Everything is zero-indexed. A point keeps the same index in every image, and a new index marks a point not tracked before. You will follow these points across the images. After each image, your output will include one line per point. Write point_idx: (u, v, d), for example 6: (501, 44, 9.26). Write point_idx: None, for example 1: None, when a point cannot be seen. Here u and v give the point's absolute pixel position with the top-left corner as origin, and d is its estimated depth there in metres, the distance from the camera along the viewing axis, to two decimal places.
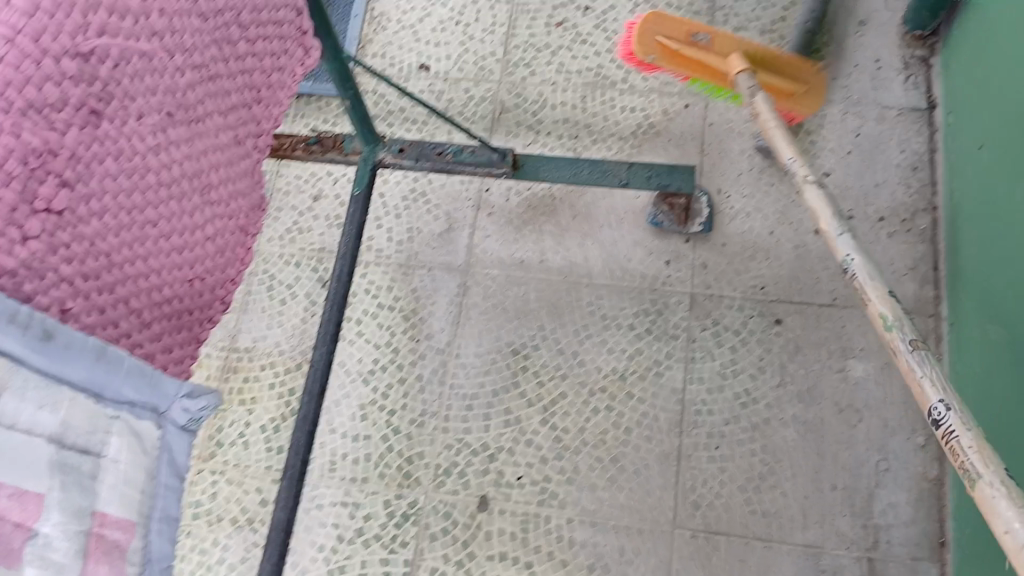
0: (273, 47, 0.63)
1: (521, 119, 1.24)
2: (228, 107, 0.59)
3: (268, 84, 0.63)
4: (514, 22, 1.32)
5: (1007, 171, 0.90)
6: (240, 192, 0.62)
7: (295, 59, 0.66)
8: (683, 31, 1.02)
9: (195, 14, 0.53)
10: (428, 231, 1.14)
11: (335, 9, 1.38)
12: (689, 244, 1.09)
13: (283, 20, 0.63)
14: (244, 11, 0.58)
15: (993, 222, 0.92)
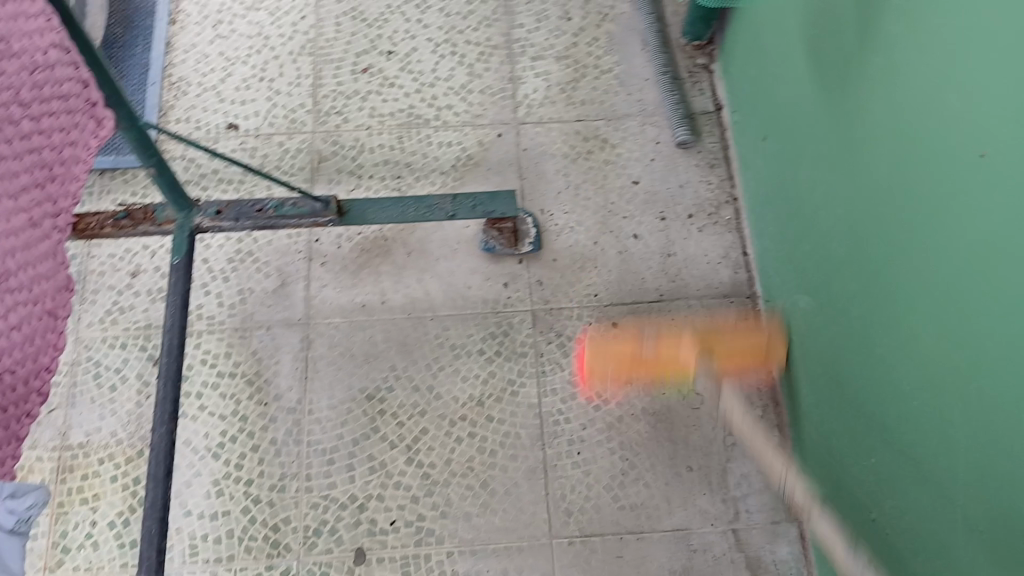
0: (64, 122, 0.62)
1: (341, 166, 1.24)
2: (18, 188, 0.58)
3: (61, 160, 0.62)
4: (320, 72, 1.32)
5: (794, 156, 1.01)
6: (42, 275, 0.59)
7: (88, 132, 0.64)
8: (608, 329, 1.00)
9: None
10: (261, 289, 1.11)
11: (128, 76, 1.32)
12: (523, 264, 1.13)
13: (70, 94, 0.62)
14: (21, 89, 0.59)
15: (789, 203, 1.03)
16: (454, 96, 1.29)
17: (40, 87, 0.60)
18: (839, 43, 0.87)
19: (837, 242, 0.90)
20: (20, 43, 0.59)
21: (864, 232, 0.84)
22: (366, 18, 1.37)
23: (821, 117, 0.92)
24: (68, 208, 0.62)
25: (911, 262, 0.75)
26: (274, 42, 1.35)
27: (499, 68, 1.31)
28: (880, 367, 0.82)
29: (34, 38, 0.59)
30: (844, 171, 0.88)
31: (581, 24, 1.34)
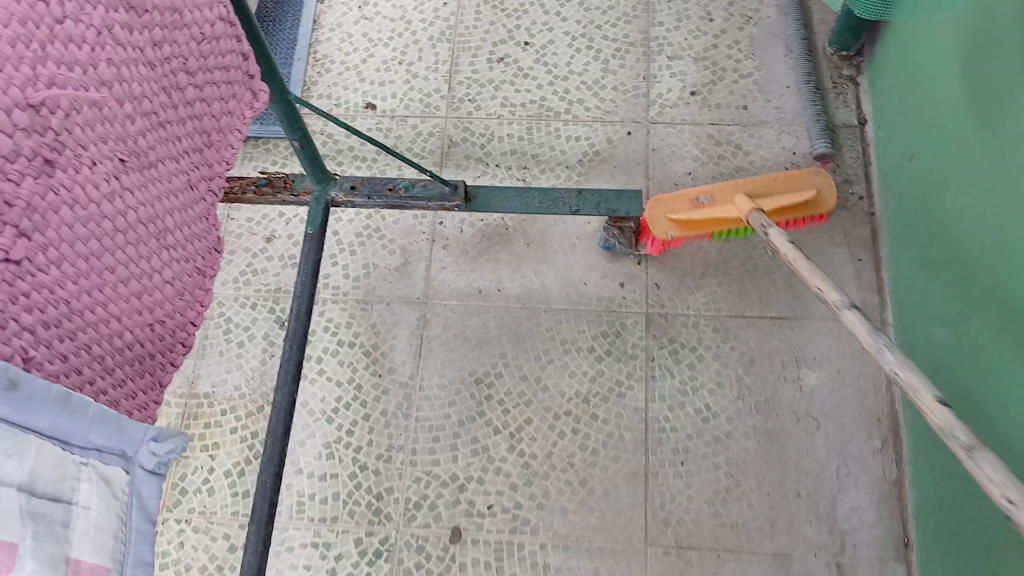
0: (223, 92, 0.63)
1: (470, 152, 1.26)
2: (181, 152, 0.58)
3: (217, 128, 0.63)
4: (457, 59, 1.35)
5: (940, 180, 0.95)
6: (196, 235, 0.59)
7: (243, 102, 0.65)
8: (684, 200, 1.01)
9: (145, 62, 0.53)
10: (385, 265, 1.14)
11: (278, 51, 1.39)
12: (642, 265, 1.11)
13: (229, 66, 0.63)
14: (191, 58, 0.58)
15: (929, 228, 0.97)
16: (587, 91, 1.28)
17: (206, 58, 0.60)
18: (1001, 68, 0.81)
19: (980, 276, 0.85)
20: (191, 14, 0.57)
21: (1007, 270, 0.80)
22: (506, 8, 1.38)
23: (972, 146, 0.87)
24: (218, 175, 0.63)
25: None
26: (416, 26, 1.38)
27: (634, 65, 1.30)
28: (1015, 413, 0.77)
29: (205, 9, 0.58)
30: (993, 203, 0.82)
31: (724, 24, 1.31)
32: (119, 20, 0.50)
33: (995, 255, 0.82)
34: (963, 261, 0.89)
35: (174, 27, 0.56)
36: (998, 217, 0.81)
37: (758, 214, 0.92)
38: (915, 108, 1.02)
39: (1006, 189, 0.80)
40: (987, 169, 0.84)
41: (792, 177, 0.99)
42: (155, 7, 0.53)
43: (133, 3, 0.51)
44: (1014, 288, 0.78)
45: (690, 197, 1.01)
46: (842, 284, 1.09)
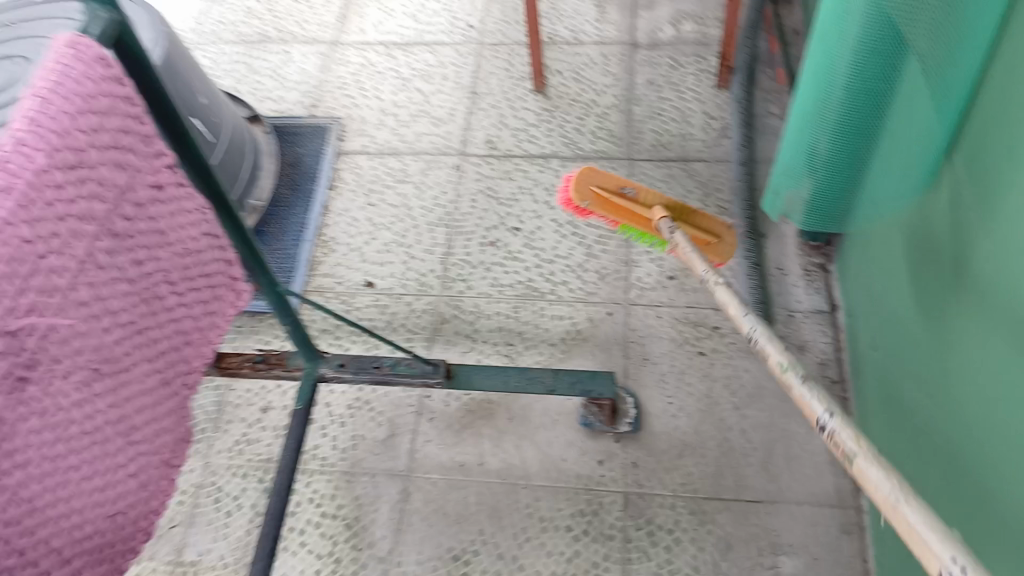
0: (206, 293, 0.73)
1: (459, 329, 1.33)
2: (157, 353, 0.67)
3: (198, 328, 0.73)
4: (451, 242, 1.45)
5: (900, 371, 0.99)
6: (165, 429, 0.69)
7: (227, 302, 0.76)
8: (613, 184, 1.16)
9: (127, 279, 0.62)
10: (372, 437, 1.18)
11: (288, 232, 1.51)
12: (620, 442, 1.15)
13: (213, 273, 0.73)
14: (173, 271, 0.68)
15: (894, 416, 1.00)
16: (571, 274, 1.36)
17: (188, 268, 0.70)
18: (941, 281, 0.86)
19: (936, 467, 0.86)
20: (177, 232, 0.67)
21: (957, 463, 0.81)
22: (499, 197, 1.50)
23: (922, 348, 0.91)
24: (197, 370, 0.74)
25: (1004, 506, 0.71)
26: (417, 213, 1.51)
27: (616, 249, 1.39)
28: None
29: (190, 228, 0.68)
30: (942, 397, 0.86)
31: None
32: (101, 249, 0.58)
33: (947, 445, 0.84)
34: (923, 451, 0.90)
35: (160, 247, 0.65)
36: (947, 409, 0.84)
37: (666, 220, 1.09)
38: (877, 302, 1.08)
39: (950, 380, 0.84)
40: (934, 364, 0.88)
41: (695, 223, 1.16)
42: (140, 231, 0.62)
43: (117, 232, 0.59)
44: (964, 481, 0.80)
45: (618, 181, 1.16)
46: (816, 467, 1.10)
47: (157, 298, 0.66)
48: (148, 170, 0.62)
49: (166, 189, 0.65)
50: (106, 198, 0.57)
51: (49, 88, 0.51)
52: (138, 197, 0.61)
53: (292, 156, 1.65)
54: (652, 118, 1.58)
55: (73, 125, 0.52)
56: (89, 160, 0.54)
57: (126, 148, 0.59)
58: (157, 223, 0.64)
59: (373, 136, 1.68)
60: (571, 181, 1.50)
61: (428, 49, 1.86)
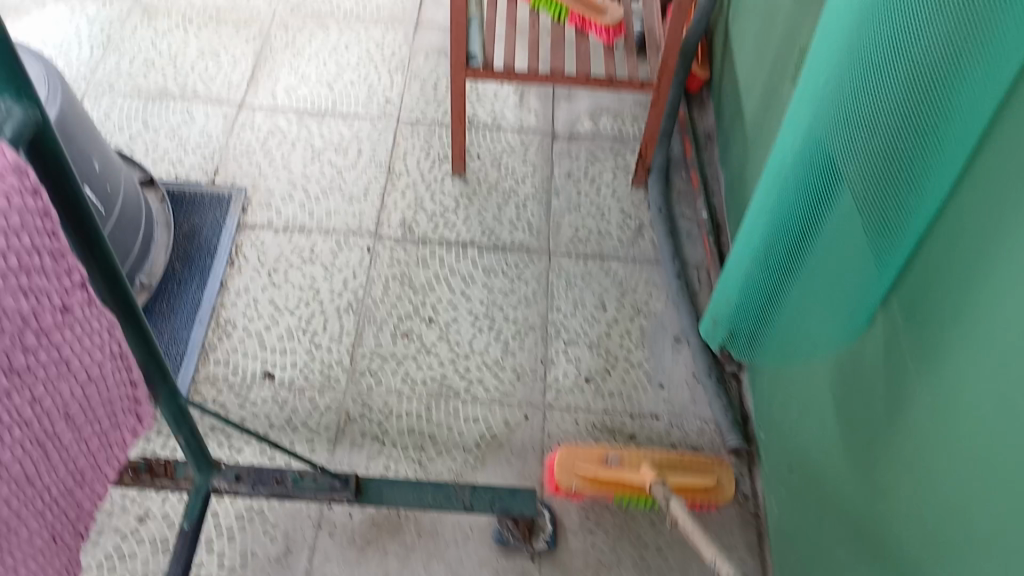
0: (105, 423, 0.67)
1: (366, 429, 1.24)
2: (45, 508, 0.62)
3: (92, 464, 0.67)
4: (361, 332, 1.37)
5: (822, 489, 0.98)
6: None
7: (126, 429, 0.70)
8: (595, 457, 1.13)
9: (14, 428, 0.55)
10: (265, 554, 1.08)
11: (180, 312, 1.39)
12: (535, 562, 1.10)
13: (117, 400, 0.68)
14: (74, 406, 0.62)
15: (814, 535, 0.99)
16: (487, 372, 1.32)
17: (91, 401, 0.64)
18: (871, 406, 0.86)
19: None
20: (82, 362, 0.61)
21: None
22: (413, 286, 1.45)
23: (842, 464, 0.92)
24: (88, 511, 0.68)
25: None
26: (325, 298, 1.43)
27: (533, 347, 1.36)
28: None
29: (97, 353, 0.62)
30: (871, 519, 0.84)
31: (616, 315, 1.41)
32: None
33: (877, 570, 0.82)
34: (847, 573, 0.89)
35: (60, 381, 0.59)
36: (877, 535, 0.83)
37: (661, 486, 1.03)
38: (794, 415, 1.09)
39: (883, 506, 0.82)
40: (863, 487, 0.87)
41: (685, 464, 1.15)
42: (38, 366, 0.56)
43: (12, 371, 0.53)
44: None
45: (599, 455, 1.14)
46: None
47: (51, 434, 0.60)
48: (55, 296, 0.55)
49: (76, 313, 0.58)
50: (1, 332, 0.51)
51: None
52: (41, 327, 0.55)
53: (187, 226, 1.53)
54: (570, 212, 1.58)
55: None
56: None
57: (34, 271, 0.53)
58: (60, 354, 0.58)
59: (279, 210, 1.58)
60: (488, 273, 1.47)
61: (342, 119, 1.78)
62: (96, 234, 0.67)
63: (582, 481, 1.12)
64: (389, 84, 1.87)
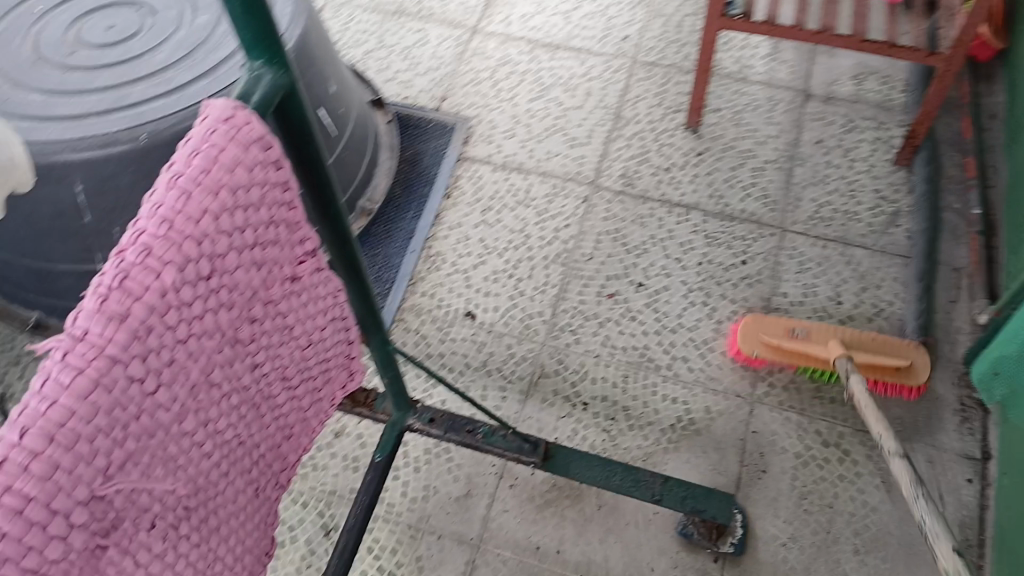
0: (318, 381, 0.74)
1: (559, 387, 1.21)
2: (256, 457, 0.67)
3: (301, 420, 0.74)
4: (567, 284, 1.32)
5: None
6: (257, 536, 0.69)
7: (337, 386, 0.78)
8: (783, 325, 1.18)
9: (237, 391, 0.59)
10: (446, 492, 1.08)
11: (395, 237, 1.40)
12: (718, 565, 1.03)
13: (329, 356, 0.74)
14: (290, 366, 0.67)
15: None
16: (694, 350, 1.23)
17: (304, 361, 0.70)
18: None
19: None
20: (301, 324, 0.66)
21: None
22: (626, 244, 1.37)
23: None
24: (292, 463, 0.75)
25: None
26: (535, 243, 1.38)
27: None
28: None
29: (313, 318, 0.67)
30: None
31: (849, 311, 1.26)
32: (221, 360, 0.55)
33: None
34: None
35: (280, 345, 0.64)
36: None
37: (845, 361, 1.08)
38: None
39: None
40: None
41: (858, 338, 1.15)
42: (263, 332, 0.61)
43: (241, 339, 0.57)
44: None
45: (787, 326, 1.17)
46: None
47: (268, 394, 0.66)
48: (287, 263, 0.61)
49: (302, 280, 0.64)
50: (236, 305, 0.55)
51: (194, 178, 0.48)
52: (270, 295, 0.59)
53: (410, 151, 1.54)
54: (813, 185, 1.41)
55: (213, 226, 0.49)
56: (224, 264, 0.52)
57: (270, 242, 0.57)
58: (283, 319, 0.63)
59: (501, 145, 1.55)
60: (710, 241, 1.36)
61: (575, 56, 1.69)
62: (326, 171, 0.68)
63: (764, 348, 1.16)
64: (630, 20, 1.75)
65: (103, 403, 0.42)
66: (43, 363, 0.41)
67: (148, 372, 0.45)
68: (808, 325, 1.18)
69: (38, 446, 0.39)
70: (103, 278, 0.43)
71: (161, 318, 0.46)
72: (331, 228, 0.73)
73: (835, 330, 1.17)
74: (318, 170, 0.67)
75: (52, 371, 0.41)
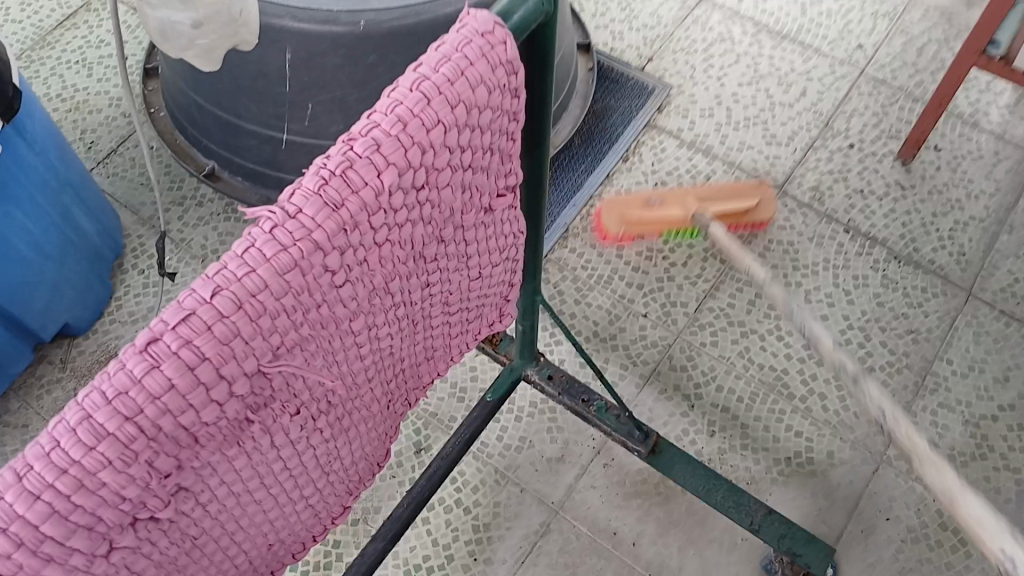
0: (471, 314, 0.73)
1: (680, 383, 1.16)
2: (402, 372, 0.67)
3: (445, 345, 0.73)
4: (720, 282, 1.26)
5: None
6: (373, 446, 0.69)
7: (485, 322, 0.77)
8: (635, 202, 1.28)
9: (406, 304, 0.59)
10: (540, 449, 1.07)
11: (561, 186, 1.38)
12: None
13: (489, 295, 0.73)
14: (455, 294, 0.67)
15: None
16: (835, 391, 1.15)
17: (468, 289, 0.68)
18: None
19: None
20: (478, 256, 0.64)
21: None
22: (796, 260, 1.29)
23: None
24: (424, 385, 0.74)
25: None
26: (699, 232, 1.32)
27: (900, 391, 1.15)
28: None
29: (489, 255, 0.66)
30: None
31: (1014, 401, 1.15)
32: (402, 271, 0.54)
33: None
34: None
35: (455, 270, 0.63)
36: None
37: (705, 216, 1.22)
38: None
39: None
40: None
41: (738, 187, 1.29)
42: (447, 254, 0.60)
43: (426, 255, 0.56)
44: None
45: (642, 199, 1.28)
46: None
47: (428, 315, 0.65)
48: (488, 193, 0.59)
49: (495, 214, 0.62)
50: (433, 222, 0.53)
51: (438, 86, 0.46)
52: (461, 221, 0.58)
53: (598, 104, 1.49)
54: (1021, 257, 1.27)
55: (443, 138, 0.47)
56: (439, 180, 0.49)
57: (482, 168, 0.55)
58: (466, 246, 0.62)
59: (695, 122, 1.47)
60: (887, 284, 1.25)
61: (800, 51, 1.57)
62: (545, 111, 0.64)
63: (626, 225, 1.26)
64: (873, 28, 1.60)
65: (292, 283, 0.42)
66: (251, 231, 0.41)
67: (341, 265, 0.45)
68: (663, 192, 1.29)
69: (224, 309, 0.40)
70: (327, 162, 0.42)
71: (367, 218, 0.44)
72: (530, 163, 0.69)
73: (689, 191, 1.29)
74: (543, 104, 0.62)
75: (258, 238, 0.40)
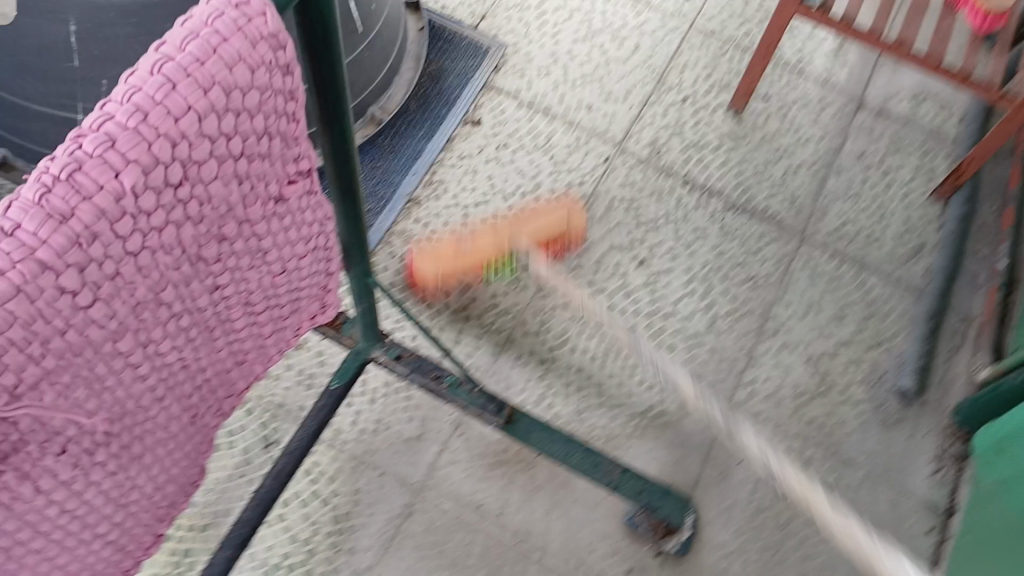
0: (285, 312, 0.67)
1: (536, 348, 1.16)
2: (205, 381, 0.61)
3: (259, 347, 0.67)
4: (568, 243, 1.25)
5: None
6: (185, 463, 0.63)
7: (304, 317, 0.71)
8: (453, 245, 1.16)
9: (194, 310, 0.53)
10: (398, 431, 1.04)
11: (399, 155, 1.33)
12: (658, 561, 1.01)
13: (302, 291, 0.67)
14: (257, 294, 0.61)
15: None
16: (683, 344, 1.18)
17: (274, 288, 0.62)
18: None
19: None
20: (277, 251, 0.59)
21: None
22: (640, 217, 1.30)
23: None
24: (239, 392, 0.69)
25: None
26: (543, 194, 1.32)
27: (744, 336, 1.19)
28: None
29: (293, 250, 0.61)
30: None
31: (850, 335, 1.21)
32: (177, 277, 0.48)
33: None
34: None
35: (253, 268, 0.57)
36: None
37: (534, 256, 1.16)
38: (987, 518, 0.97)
39: None
40: None
41: (544, 215, 1.21)
42: (238, 252, 0.53)
43: (206, 257, 0.50)
44: None
45: (454, 245, 1.16)
46: None
47: (227, 318, 0.59)
48: (275, 182, 0.53)
49: (288, 203, 0.56)
50: (207, 218, 0.47)
51: (181, 68, 0.39)
52: (248, 214, 0.52)
53: (433, 68, 1.44)
54: (844, 199, 1.34)
55: (196, 126, 0.40)
56: (201, 172, 0.43)
57: (259, 155, 0.49)
58: (261, 242, 0.55)
59: (535, 82, 1.45)
60: (725, 234, 1.29)
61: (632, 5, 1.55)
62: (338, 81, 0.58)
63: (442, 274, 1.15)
64: None
65: (19, 306, 0.35)
66: None
67: (86, 279, 0.39)
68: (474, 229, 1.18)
69: None
70: (51, 165, 0.36)
71: (111, 222, 0.38)
72: (334, 138, 0.63)
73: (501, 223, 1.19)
74: (331, 72, 0.56)
75: None
